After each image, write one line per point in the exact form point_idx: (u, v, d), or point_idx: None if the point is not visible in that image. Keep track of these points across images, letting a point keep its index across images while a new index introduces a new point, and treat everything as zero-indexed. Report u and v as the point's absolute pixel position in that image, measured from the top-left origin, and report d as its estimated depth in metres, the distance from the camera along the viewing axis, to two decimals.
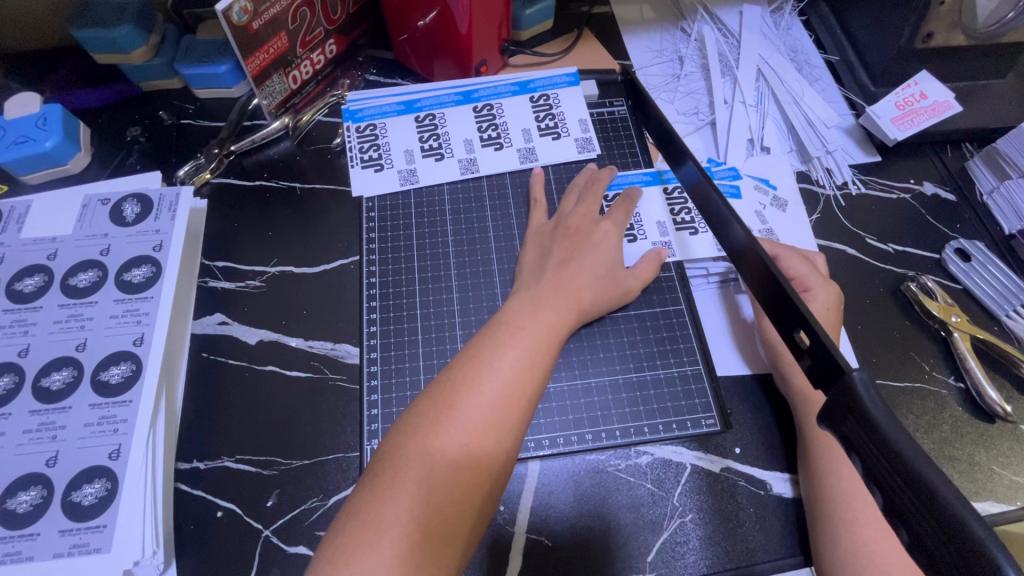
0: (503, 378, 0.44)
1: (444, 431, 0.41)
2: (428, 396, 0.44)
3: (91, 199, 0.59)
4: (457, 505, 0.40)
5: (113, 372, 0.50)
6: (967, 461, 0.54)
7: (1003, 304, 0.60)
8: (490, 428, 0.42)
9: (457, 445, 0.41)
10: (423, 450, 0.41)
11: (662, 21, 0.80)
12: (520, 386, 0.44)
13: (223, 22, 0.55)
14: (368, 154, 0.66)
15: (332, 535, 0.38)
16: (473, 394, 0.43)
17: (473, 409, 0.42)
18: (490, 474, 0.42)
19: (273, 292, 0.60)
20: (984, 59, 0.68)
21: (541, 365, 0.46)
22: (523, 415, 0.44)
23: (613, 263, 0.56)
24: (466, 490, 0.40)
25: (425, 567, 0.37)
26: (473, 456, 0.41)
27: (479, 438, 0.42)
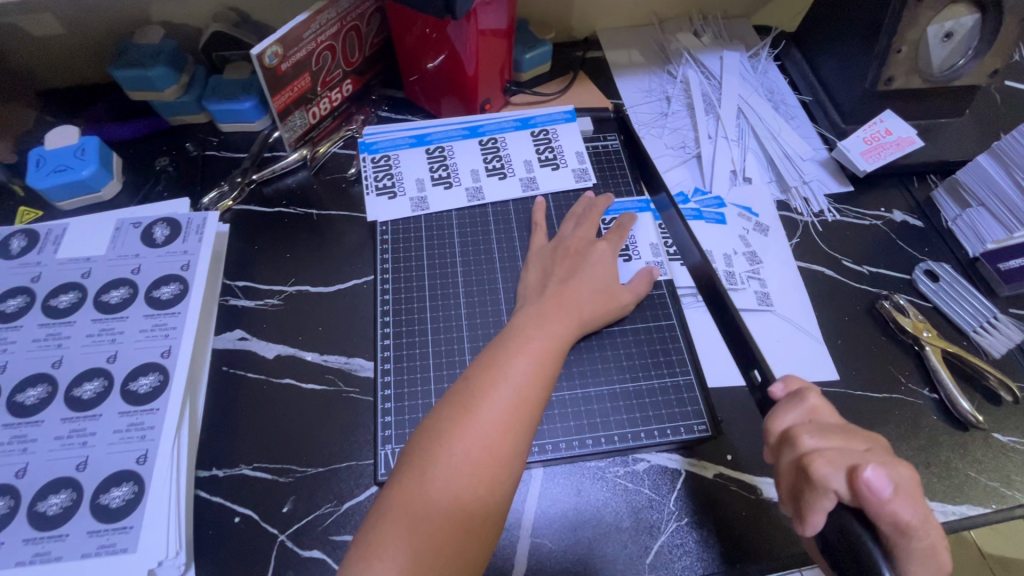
0: (516, 384, 0.48)
1: (464, 436, 0.44)
2: (447, 404, 0.47)
3: (124, 223, 0.63)
4: (479, 502, 0.43)
5: (142, 382, 0.53)
6: (944, 466, 0.57)
7: (971, 321, 0.65)
8: (506, 429, 0.45)
9: (477, 447, 0.44)
10: (445, 454, 0.44)
11: (650, 65, 0.87)
12: (531, 391, 0.48)
13: (256, 65, 0.61)
14: (382, 182, 0.71)
15: (362, 538, 0.41)
16: (488, 399, 0.46)
17: (489, 413, 0.46)
18: (504, 476, 0.44)
19: (290, 310, 0.64)
20: (940, 100, 0.76)
21: (546, 369, 0.50)
22: (533, 418, 0.47)
23: (610, 281, 0.60)
24: (485, 493, 0.43)
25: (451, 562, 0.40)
26: (492, 459, 0.44)
27: (497, 439, 0.45)
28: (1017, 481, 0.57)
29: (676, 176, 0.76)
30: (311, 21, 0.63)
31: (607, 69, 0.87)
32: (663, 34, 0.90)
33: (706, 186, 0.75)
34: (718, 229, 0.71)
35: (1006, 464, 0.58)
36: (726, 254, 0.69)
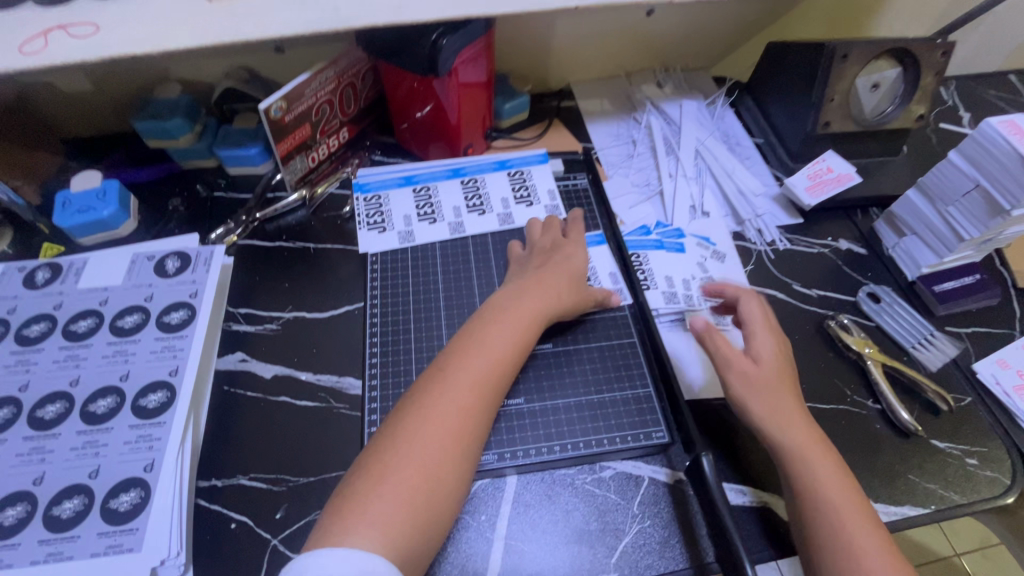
0: (487, 355, 0.55)
1: (431, 408, 0.51)
2: (419, 386, 0.54)
3: (139, 256, 0.70)
4: (448, 454, 0.49)
5: (151, 399, 0.59)
6: (887, 471, 0.62)
7: (910, 338, 0.71)
8: (475, 391, 0.53)
9: (447, 406, 0.51)
10: (422, 412, 0.51)
11: (619, 112, 0.97)
12: (498, 361, 0.55)
13: (263, 117, 0.69)
14: (373, 218, 0.78)
15: (339, 498, 0.47)
16: (454, 378, 0.53)
17: (462, 379, 0.53)
18: (467, 444, 0.51)
19: (288, 333, 0.70)
20: (875, 142, 0.85)
21: (507, 353, 0.56)
22: (491, 395, 0.54)
23: (577, 275, 0.67)
24: (449, 456, 0.49)
25: (421, 500, 0.47)
26: (455, 428, 0.50)
27: (466, 399, 0.52)
28: (954, 484, 0.62)
29: (642, 211, 0.84)
30: (311, 79, 0.72)
31: (580, 116, 0.97)
32: (629, 85, 1.00)
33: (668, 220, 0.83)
34: (678, 257, 0.78)
35: (944, 467, 0.63)
36: (684, 280, 0.75)
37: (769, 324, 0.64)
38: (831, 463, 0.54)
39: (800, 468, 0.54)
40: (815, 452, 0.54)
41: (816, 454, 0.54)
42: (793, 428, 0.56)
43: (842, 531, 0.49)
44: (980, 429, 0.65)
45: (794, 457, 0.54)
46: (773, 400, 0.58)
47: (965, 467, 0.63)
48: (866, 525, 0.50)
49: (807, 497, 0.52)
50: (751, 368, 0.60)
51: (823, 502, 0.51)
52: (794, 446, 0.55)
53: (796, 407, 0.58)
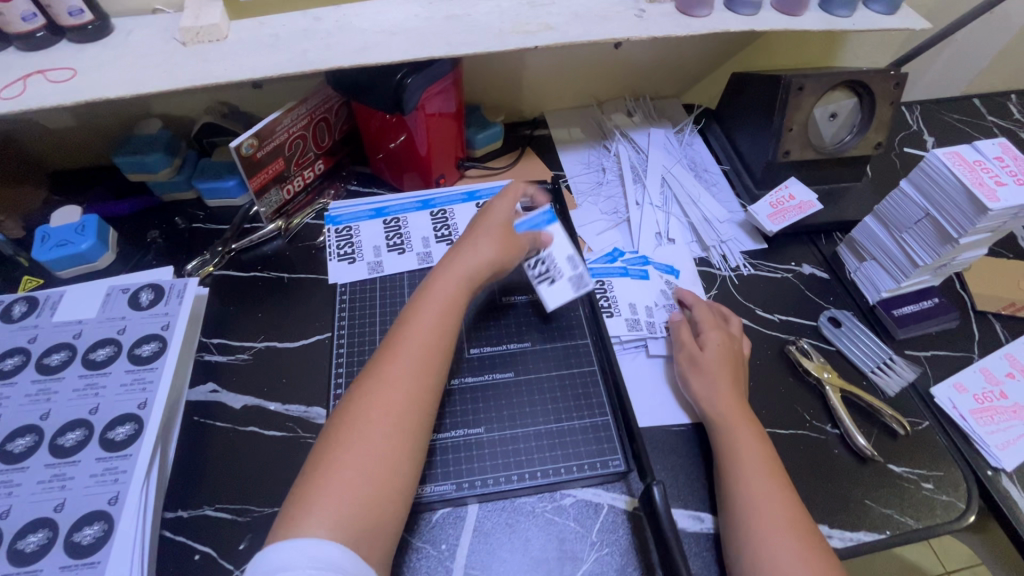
0: (421, 336, 0.58)
1: (374, 397, 0.54)
2: (363, 377, 0.56)
3: (114, 289, 0.72)
4: (398, 435, 0.52)
5: (119, 431, 0.60)
6: (844, 496, 0.63)
7: (869, 363, 0.72)
8: (415, 374, 0.56)
9: (392, 392, 0.54)
10: (366, 402, 0.53)
11: (589, 140, 1.00)
12: (433, 340, 0.58)
13: (234, 155, 0.71)
14: (344, 250, 0.80)
15: (296, 492, 0.50)
16: (391, 366, 0.56)
17: (400, 364, 0.56)
18: (411, 427, 0.53)
19: (258, 364, 0.72)
20: (835, 169, 0.87)
21: (434, 328, 0.59)
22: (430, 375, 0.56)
23: (505, 227, 0.68)
24: (397, 442, 0.52)
25: (380, 480, 0.50)
26: (398, 414, 0.53)
27: (408, 384, 0.55)
28: (910, 509, 0.62)
29: (609, 238, 0.86)
30: (282, 118, 0.75)
31: (552, 145, 0.99)
32: (601, 113, 1.03)
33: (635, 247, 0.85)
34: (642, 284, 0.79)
35: (900, 492, 0.64)
36: (646, 307, 0.77)
37: (718, 322, 0.71)
38: (757, 441, 0.60)
39: (722, 435, 0.61)
40: (740, 423, 0.61)
41: (744, 433, 0.60)
42: (721, 398, 0.63)
43: (737, 481, 0.57)
44: (937, 453, 0.66)
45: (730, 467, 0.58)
46: (710, 381, 0.65)
47: (922, 491, 0.64)
48: (772, 485, 0.56)
49: (724, 458, 0.60)
50: (697, 354, 0.68)
51: (738, 470, 0.58)
52: (720, 420, 0.62)
53: (731, 385, 0.64)
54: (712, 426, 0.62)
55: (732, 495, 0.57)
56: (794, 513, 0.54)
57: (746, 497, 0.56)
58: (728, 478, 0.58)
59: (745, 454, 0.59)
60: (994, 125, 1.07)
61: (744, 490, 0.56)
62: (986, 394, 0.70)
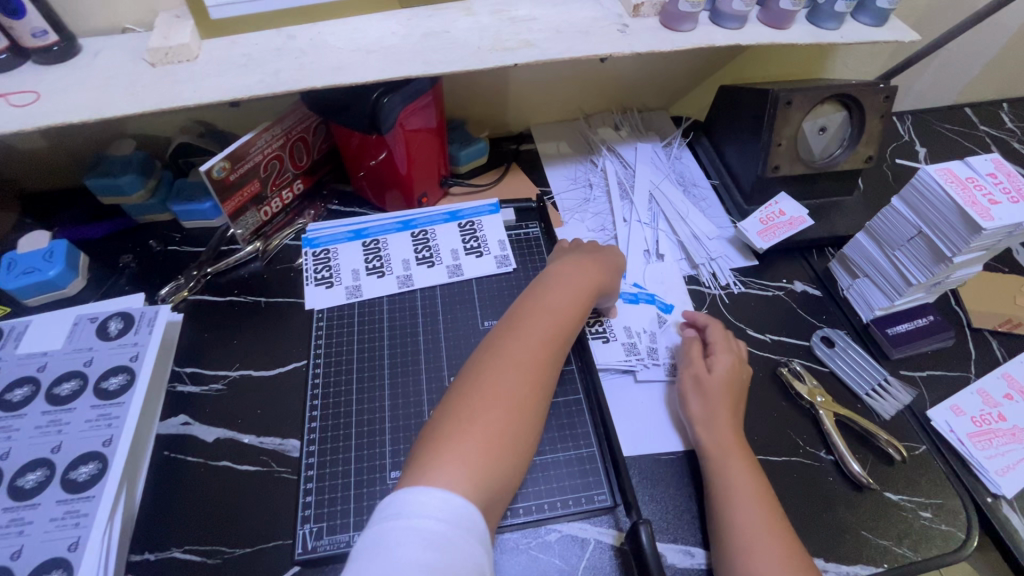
0: (550, 315, 0.62)
1: (504, 368, 0.55)
2: (488, 351, 0.58)
3: (82, 318, 0.69)
4: (526, 394, 0.54)
5: (81, 471, 0.58)
6: (839, 527, 0.61)
7: (863, 385, 0.70)
8: (544, 345, 0.59)
9: (522, 355, 0.57)
10: (496, 363, 0.56)
11: (577, 155, 0.98)
12: (559, 321, 0.62)
13: (204, 178, 0.69)
14: (321, 273, 0.78)
15: (423, 444, 0.50)
16: (526, 344, 0.58)
17: (534, 336, 0.59)
18: (536, 405, 0.55)
19: (232, 394, 0.69)
20: (826, 183, 0.85)
21: (569, 321, 0.63)
22: (553, 364, 0.59)
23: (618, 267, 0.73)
24: (524, 415, 0.53)
25: (509, 433, 0.51)
26: (527, 389, 0.55)
27: (536, 350, 0.58)
28: (907, 539, 0.60)
29: None
30: (256, 139, 0.73)
31: (539, 159, 0.98)
32: (588, 127, 1.01)
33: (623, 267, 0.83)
34: (631, 309, 0.77)
35: (898, 522, 0.61)
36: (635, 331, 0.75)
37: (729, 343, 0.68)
38: (751, 472, 0.58)
39: (713, 464, 0.59)
40: (735, 452, 0.59)
41: (738, 462, 0.58)
42: (720, 426, 0.61)
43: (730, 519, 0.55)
44: (934, 479, 0.64)
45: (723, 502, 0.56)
46: (711, 407, 0.63)
47: (920, 521, 0.61)
48: (763, 517, 0.54)
49: (716, 493, 0.57)
50: (705, 375, 0.65)
51: (731, 500, 0.56)
52: (715, 449, 0.60)
53: (730, 414, 0.62)
54: (703, 455, 0.61)
55: (721, 526, 0.55)
56: (790, 549, 0.52)
57: (738, 525, 0.54)
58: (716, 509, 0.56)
59: (739, 487, 0.56)
60: (986, 135, 1.06)
61: (734, 521, 0.54)
62: (984, 417, 0.68)
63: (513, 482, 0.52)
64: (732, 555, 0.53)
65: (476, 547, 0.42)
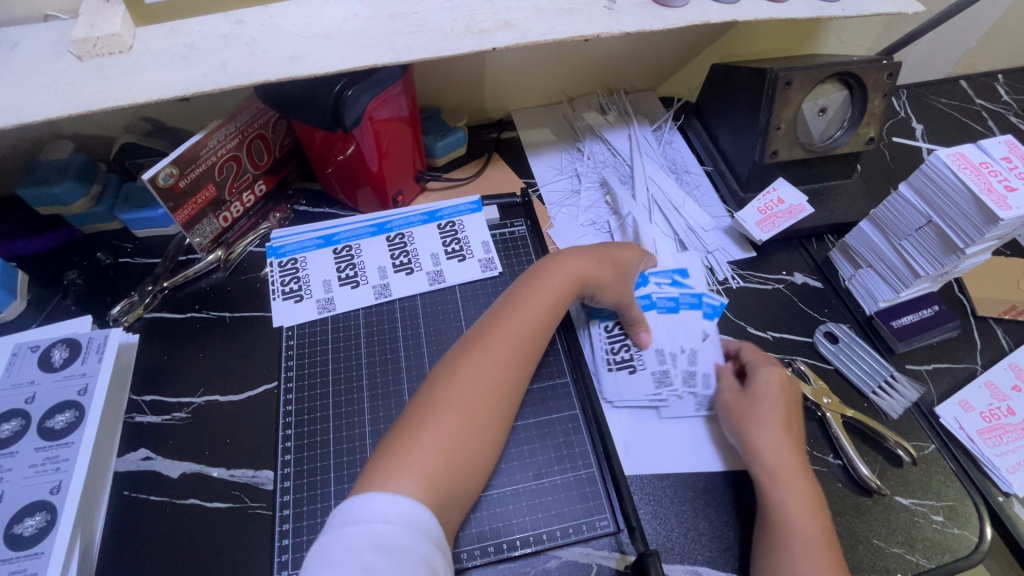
0: (527, 314, 0.58)
1: (469, 376, 0.52)
2: (458, 357, 0.54)
3: (22, 347, 0.63)
4: (491, 402, 0.52)
5: (27, 524, 0.52)
6: (849, 536, 0.58)
7: (870, 383, 0.67)
8: (517, 348, 0.55)
9: (492, 360, 0.53)
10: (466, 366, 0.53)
11: (562, 142, 0.91)
12: (538, 320, 0.58)
13: (149, 187, 0.62)
14: (289, 286, 0.71)
15: (378, 453, 0.47)
16: (497, 352, 0.54)
17: (507, 339, 0.55)
18: (498, 417, 0.52)
19: (197, 423, 0.63)
20: (825, 167, 0.81)
21: (545, 322, 0.58)
22: (521, 370, 0.55)
23: (619, 262, 0.65)
24: (483, 428, 0.50)
25: (468, 441, 0.49)
26: (489, 401, 0.51)
27: (508, 354, 0.55)
28: (920, 546, 0.58)
29: None
30: (207, 138, 0.65)
31: (522, 149, 0.91)
32: (572, 111, 0.95)
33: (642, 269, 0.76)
34: (666, 318, 0.68)
35: (910, 529, 0.59)
36: (669, 353, 0.66)
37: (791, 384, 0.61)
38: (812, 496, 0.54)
39: (769, 494, 0.55)
40: (796, 482, 0.54)
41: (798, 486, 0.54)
42: (772, 448, 0.56)
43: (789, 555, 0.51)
44: (942, 481, 0.62)
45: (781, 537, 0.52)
46: (762, 427, 0.58)
47: (932, 526, 0.59)
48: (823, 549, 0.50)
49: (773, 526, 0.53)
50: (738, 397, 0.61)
51: (792, 535, 0.51)
52: (772, 466, 0.55)
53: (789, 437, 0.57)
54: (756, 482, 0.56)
55: (773, 552, 0.52)
56: None
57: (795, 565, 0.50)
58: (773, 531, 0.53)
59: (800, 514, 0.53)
60: (983, 109, 1.02)
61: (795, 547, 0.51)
62: (993, 412, 0.66)
63: (472, 491, 0.50)
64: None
65: (429, 547, 0.40)
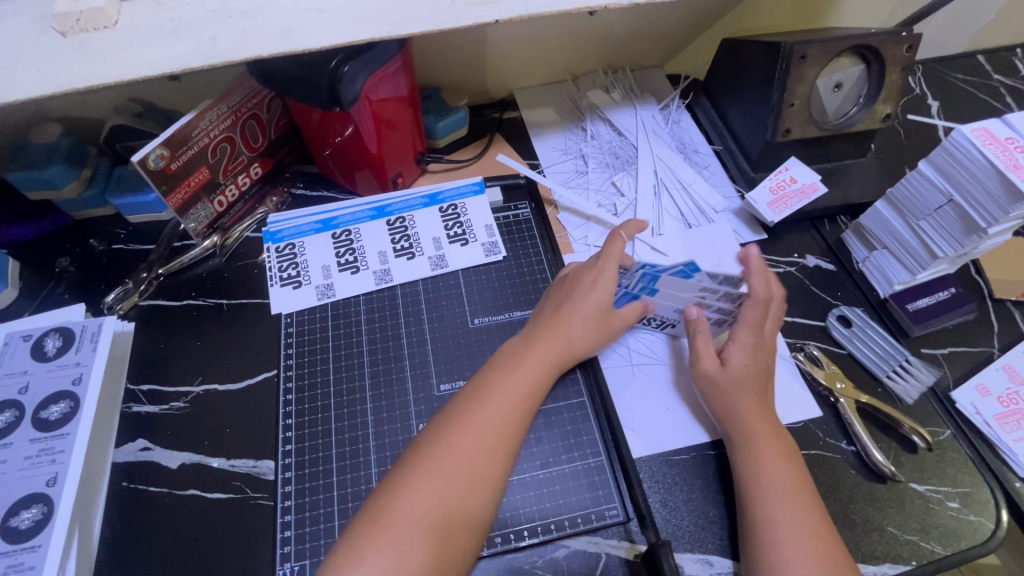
0: (513, 385, 0.54)
1: (448, 456, 0.49)
2: (451, 407, 0.53)
3: (14, 336, 0.61)
4: (471, 482, 0.48)
5: (24, 517, 0.51)
6: (862, 523, 0.57)
7: (884, 367, 0.65)
8: (504, 425, 0.52)
9: (475, 440, 0.50)
10: (446, 447, 0.50)
11: (567, 122, 0.88)
12: (521, 392, 0.54)
13: (139, 169, 0.60)
14: (287, 272, 0.70)
15: (344, 539, 0.46)
16: (490, 401, 0.53)
17: (492, 413, 0.52)
18: (497, 472, 0.50)
19: (195, 412, 0.62)
20: (840, 145, 0.78)
21: (530, 392, 0.55)
22: (510, 446, 0.51)
23: (605, 308, 0.60)
24: (481, 485, 0.49)
25: (445, 526, 0.46)
26: (470, 481, 0.48)
27: (495, 431, 0.51)
28: (935, 534, 0.57)
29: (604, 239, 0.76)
30: (199, 118, 0.63)
31: (525, 129, 0.88)
32: (576, 90, 0.92)
33: (662, 251, 0.74)
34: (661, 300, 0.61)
35: (925, 516, 0.58)
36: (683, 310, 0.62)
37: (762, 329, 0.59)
38: (785, 461, 0.54)
39: (739, 443, 0.55)
40: (769, 437, 0.55)
41: (771, 452, 0.54)
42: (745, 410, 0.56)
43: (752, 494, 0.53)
44: (958, 467, 0.61)
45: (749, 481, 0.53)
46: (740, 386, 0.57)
47: (947, 513, 0.58)
48: (794, 508, 0.51)
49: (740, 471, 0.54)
50: (716, 372, 0.59)
51: (757, 478, 0.53)
52: (757, 430, 0.55)
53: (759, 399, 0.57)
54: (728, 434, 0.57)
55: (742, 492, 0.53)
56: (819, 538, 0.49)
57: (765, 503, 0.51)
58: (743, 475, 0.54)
59: (774, 477, 0.53)
60: (1000, 85, 0.98)
61: (764, 483, 0.52)
62: (1012, 396, 0.64)
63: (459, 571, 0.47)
64: (760, 531, 0.50)
65: None
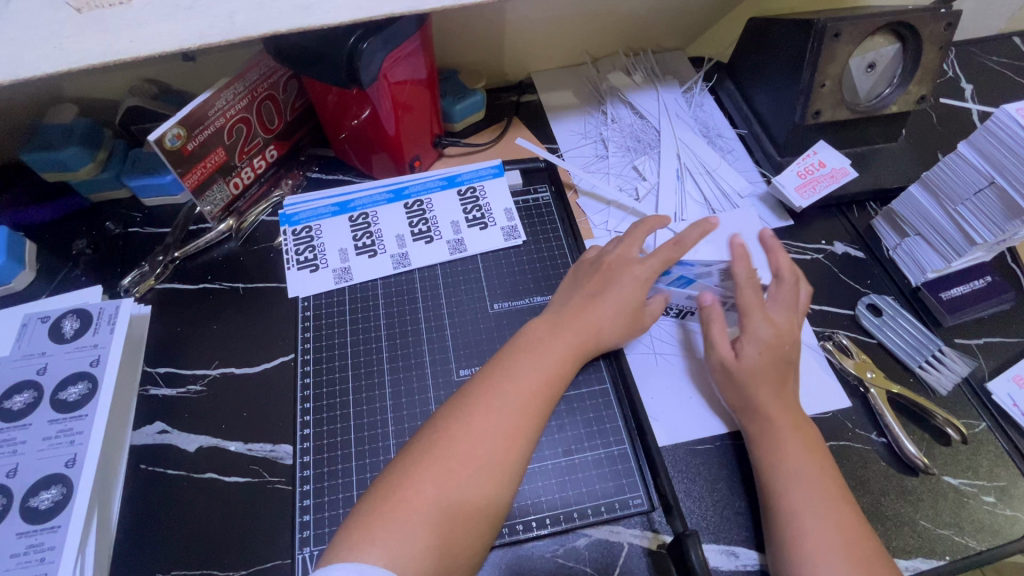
0: (535, 367, 0.53)
1: (466, 437, 0.48)
2: (466, 389, 0.52)
3: (32, 318, 0.61)
4: (490, 464, 0.47)
5: (43, 498, 0.51)
6: (894, 517, 0.55)
7: (916, 357, 0.63)
8: (524, 408, 0.50)
9: (495, 421, 0.49)
10: (465, 427, 0.49)
11: (586, 105, 0.86)
12: (544, 376, 0.53)
13: (156, 149, 0.59)
14: (304, 255, 0.69)
15: (354, 517, 0.45)
16: (508, 384, 0.51)
17: (512, 396, 0.51)
18: (515, 457, 0.48)
19: (212, 396, 0.61)
20: (870, 128, 0.75)
21: (553, 377, 0.53)
22: (532, 430, 0.50)
23: (632, 298, 0.58)
24: (497, 470, 0.47)
25: (462, 507, 0.45)
26: (488, 463, 0.47)
27: (515, 414, 0.50)
28: (970, 528, 0.55)
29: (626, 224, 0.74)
30: (215, 98, 0.62)
31: (544, 112, 0.86)
32: (596, 73, 0.89)
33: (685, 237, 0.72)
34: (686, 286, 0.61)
35: (959, 510, 0.56)
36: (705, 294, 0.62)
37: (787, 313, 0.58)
38: (809, 451, 0.52)
39: (761, 433, 0.54)
40: (791, 425, 0.53)
41: (793, 441, 0.52)
42: (767, 400, 0.54)
43: (775, 484, 0.51)
44: (993, 460, 0.59)
45: (772, 470, 0.52)
46: (760, 374, 0.55)
47: (983, 507, 0.56)
48: (820, 499, 0.49)
49: (762, 461, 0.53)
50: (735, 362, 0.56)
51: (781, 467, 0.51)
52: (779, 421, 0.53)
53: (780, 388, 0.55)
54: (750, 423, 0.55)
55: (766, 482, 0.52)
56: (847, 530, 0.48)
57: (790, 493, 0.50)
58: (766, 465, 0.52)
59: (795, 467, 0.51)
60: None
61: (789, 473, 0.51)
62: None
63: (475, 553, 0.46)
64: (785, 521, 0.49)
65: None
